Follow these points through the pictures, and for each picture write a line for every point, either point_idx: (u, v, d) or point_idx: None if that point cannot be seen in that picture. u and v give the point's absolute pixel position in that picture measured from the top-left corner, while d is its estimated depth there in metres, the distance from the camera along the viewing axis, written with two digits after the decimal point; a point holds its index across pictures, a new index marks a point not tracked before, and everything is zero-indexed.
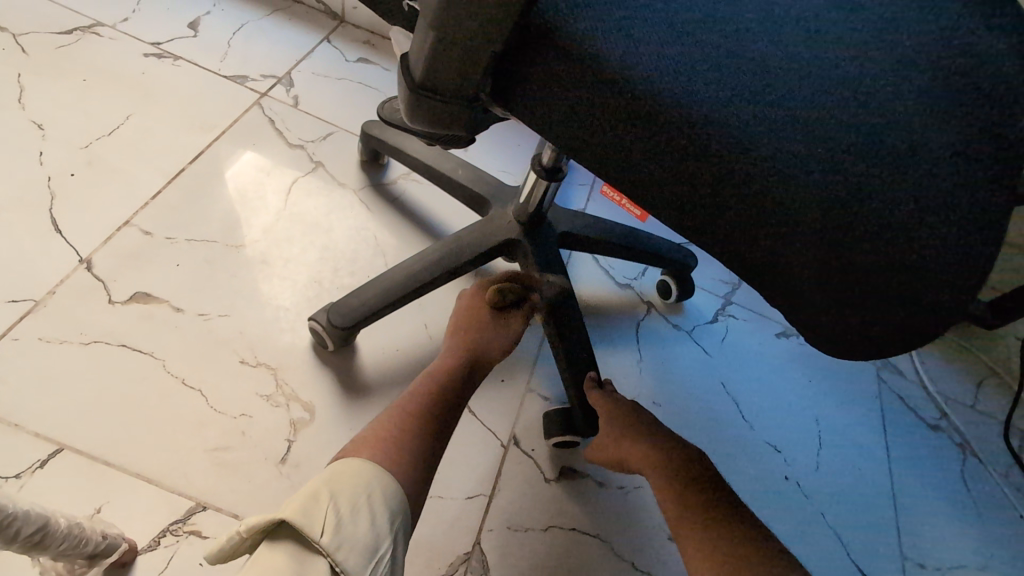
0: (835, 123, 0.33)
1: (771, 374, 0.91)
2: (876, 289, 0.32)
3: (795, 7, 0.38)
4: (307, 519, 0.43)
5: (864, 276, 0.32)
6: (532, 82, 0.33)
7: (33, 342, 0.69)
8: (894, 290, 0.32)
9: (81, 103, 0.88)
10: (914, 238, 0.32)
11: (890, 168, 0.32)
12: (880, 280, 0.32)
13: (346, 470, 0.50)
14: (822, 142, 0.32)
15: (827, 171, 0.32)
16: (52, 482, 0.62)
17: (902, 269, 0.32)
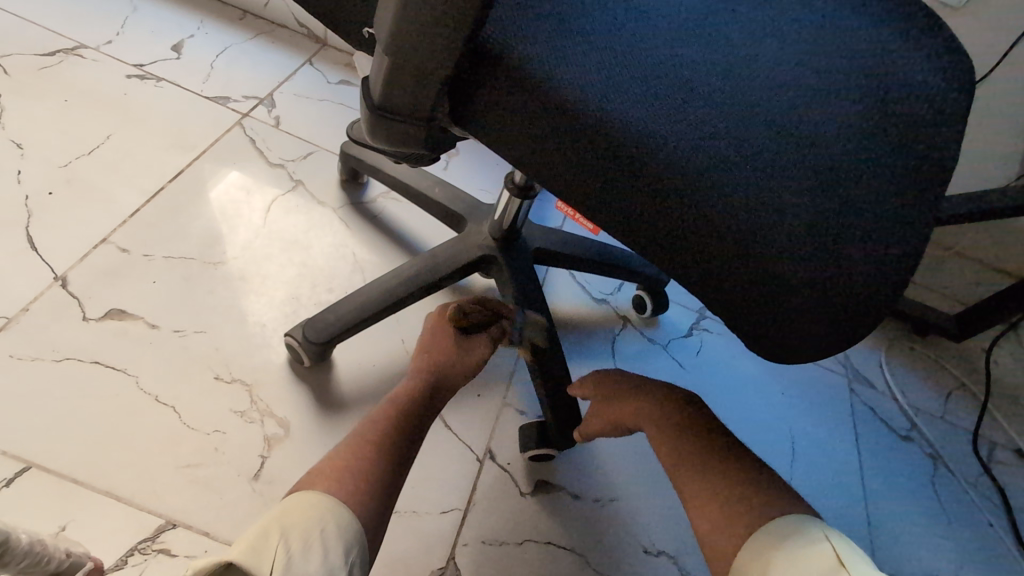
0: (769, 158, 0.35)
1: (744, 387, 0.93)
2: (814, 311, 0.33)
3: (742, 46, 0.39)
4: (254, 561, 0.43)
5: (802, 300, 0.33)
6: (486, 109, 0.34)
7: (5, 359, 0.69)
8: (828, 314, 0.34)
9: (62, 123, 0.89)
10: (842, 265, 0.34)
11: (820, 199, 0.35)
12: (816, 303, 0.33)
13: (298, 506, 0.49)
14: (756, 175, 0.34)
15: (761, 201, 0.34)
16: (20, 501, 0.62)
17: (834, 293, 0.34)
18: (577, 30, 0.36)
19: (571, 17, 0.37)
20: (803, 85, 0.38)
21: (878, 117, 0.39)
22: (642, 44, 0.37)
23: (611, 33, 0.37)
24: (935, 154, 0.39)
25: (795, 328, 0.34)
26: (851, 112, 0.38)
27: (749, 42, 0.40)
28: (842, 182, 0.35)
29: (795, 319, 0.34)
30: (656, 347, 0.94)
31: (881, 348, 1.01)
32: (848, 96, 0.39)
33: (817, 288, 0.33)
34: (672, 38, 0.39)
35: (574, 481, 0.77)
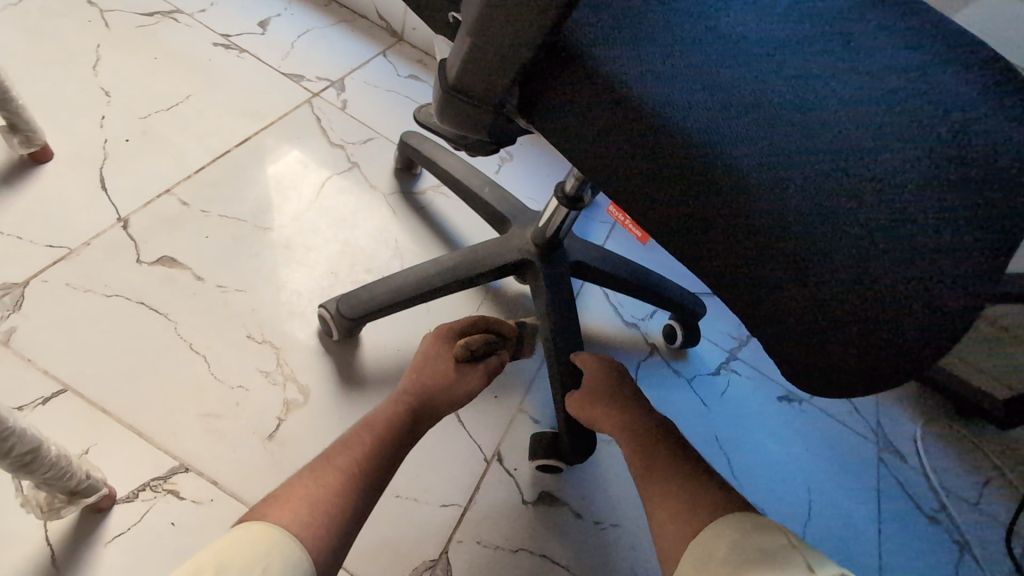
0: (836, 189, 0.34)
1: (767, 435, 0.90)
2: (871, 356, 0.31)
3: (821, 76, 0.39)
4: None
5: (857, 340, 0.31)
6: (557, 99, 0.34)
7: (61, 286, 0.73)
8: (885, 362, 0.31)
9: (148, 79, 0.94)
10: (907, 304, 0.32)
11: (886, 239, 0.33)
12: (873, 345, 0.31)
13: (233, 543, 0.44)
14: (820, 205, 0.33)
15: (823, 231, 0.32)
16: (51, 420, 0.65)
17: (893, 339, 0.31)
18: (655, 40, 0.37)
19: (650, 27, 0.37)
20: (878, 122, 0.37)
21: (954, 165, 0.37)
22: (720, 59, 0.37)
23: (690, 46, 0.37)
24: (1013, 212, 0.37)
25: (848, 370, 0.31)
26: (926, 155, 0.37)
27: (829, 73, 0.39)
28: (910, 225, 0.34)
29: (849, 360, 0.31)
30: (680, 379, 0.92)
31: (918, 420, 0.97)
32: (926, 140, 0.38)
33: (875, 330, 0.31)
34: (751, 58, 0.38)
35: (578, 499, 0.76)
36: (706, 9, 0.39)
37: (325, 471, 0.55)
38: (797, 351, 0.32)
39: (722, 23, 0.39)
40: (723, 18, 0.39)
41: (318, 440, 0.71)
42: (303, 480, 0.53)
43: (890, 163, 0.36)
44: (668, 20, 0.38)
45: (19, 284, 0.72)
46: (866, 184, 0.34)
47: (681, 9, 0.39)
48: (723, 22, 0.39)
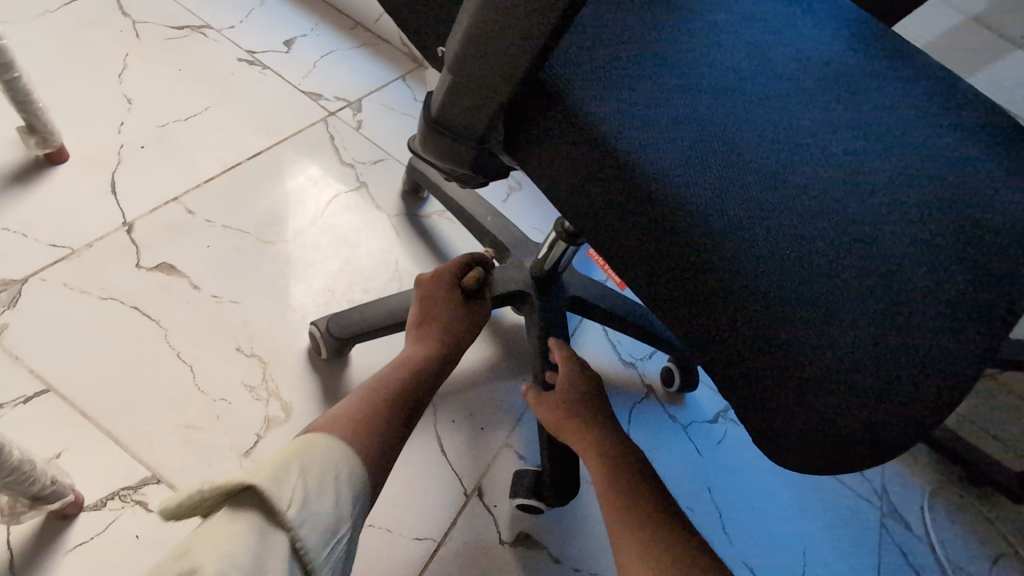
0: (823, 252, 0.32)
1: (763, 490, 0.87)
2: (852, 433, 0.29)
3: (819, 132, 0.38)
4: (274, 488, 0.41)
5: (839, 415, 0.29)
6: (539, 137, 0.33)
7: (58, 286, 0.74)
8: (872, 439, 0.29)
9: (171, 89, 0.97)
10: (899, 376, 0.30)
11: (874, 308, 0.31)
12: (856, 421, 0.29)
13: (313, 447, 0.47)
14: (804, 266, 0.32)
15: (806, 294, 0.31)
16: (30, 420, 0.64)
17: (877, 417, 0.29)
18: (647, 86, 0.36)
19: (646, 72, 0.37)
20: (876, 182, 0.36)
21: (957, 232, 0.36)
22: (714, 109, 0.36)
23: (684, 93, 0.36)
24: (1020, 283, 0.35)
25: (832, 448, 0.29)
26: (925, 220, 0.35)
27: (829, 129, 0.38)
28: (906, 293, 0.32)
29: (829, 435, 0.29)
30: (675, 425, 0.89)
31: (927, 487, 0.92)
32: (927, 204, 0.36)
33: (860, 407, 0.29)
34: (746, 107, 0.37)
35: (557, 543, 0.73)
36: (706, 56, 0.39)
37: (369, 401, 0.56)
38: (775, 421, 0.30)
39: (720, 72, 0.38)
40: (724, 66, 0.39)
41: None
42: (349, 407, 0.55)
43: (885, 226, 0.34)
44: (664, 65, 0.37)
45: (19, 281, 0.73)
46: (857, 247, 0.33)
47: (680, 55, 0.38)
48: (723, 72, 0.38)
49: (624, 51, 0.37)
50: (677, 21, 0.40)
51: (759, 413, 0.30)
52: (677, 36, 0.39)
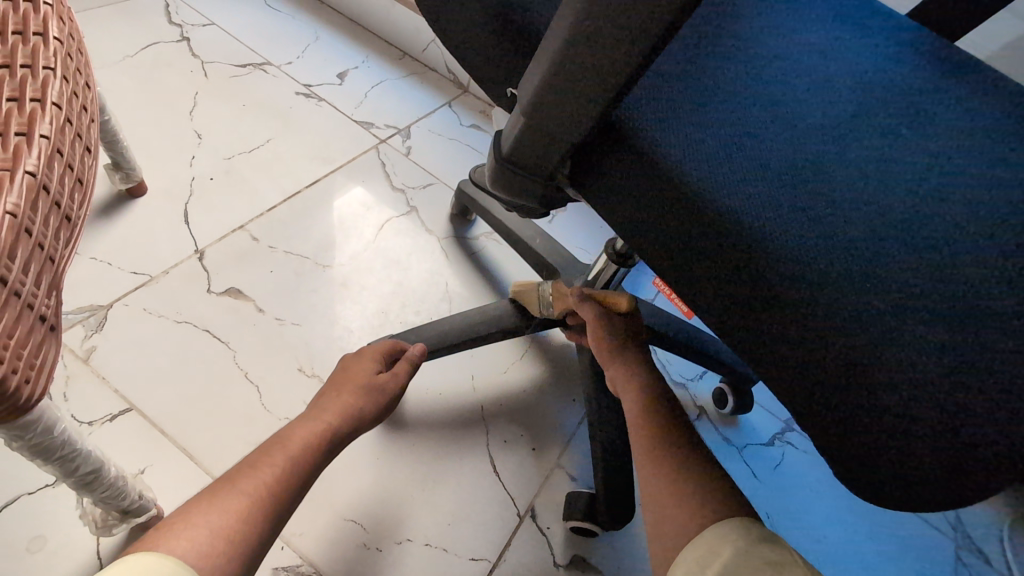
0: (902, 275, 0.31)
1: (825, 518, 0.84)
2: (946, 467, 0.27)
3: (887, 155, 0.37)
4: None
5: (926, 447, 0.27)
6: (608, 174, 0.35)
7: (139, 311, 0.79)
8: (994, 471, 0.26)
9: (236, 123, 1.03)
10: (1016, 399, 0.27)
11: (966, 331, 0.30)
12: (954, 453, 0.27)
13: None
14: (882, 291, 0.31)
15: (886, 319, 0.30)
16: (115, 437, 0.69)
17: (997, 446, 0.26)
18: (709, 119, 0.37)
19: (706, 105, 0.37)
20: (953, 205, 0.35)
21: None
22: (778, 138, 0.36)
23: (746, 124, 0.37)
24: None
25: (920, 482, 0.28)
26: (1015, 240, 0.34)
27: (896, 151, 0.38)
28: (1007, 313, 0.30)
29: (917, 468, 0.28)
30: (729, 447, 0.87)
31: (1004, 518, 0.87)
32: (1014, 222, 0.35)
33: (957, 435, 0.27)
34: (812, 133, 0.37)
35: (612, 567, 0.73)
36: (766, 85, 0.39)
37: (223, 497, 0.45)
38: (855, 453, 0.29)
39: (782, 102, 0.39)
40: (784, 95, 0.39)
41: (354, 479, 0.72)
42: (194, 508, 0.44)
43: (971, 248, 0.33)
44: (723, 98, 0.38)
45: (104, 306, 0.78)
46: (941, 269, 0.32)
47: (739, 87, 0.39)
48: (783, 101, 0.39)
49: (683, 85, 0.38)
50: (734, 52, 0.41)
51: (841, 445, 0.30)
52: (735, 68, 0.40)
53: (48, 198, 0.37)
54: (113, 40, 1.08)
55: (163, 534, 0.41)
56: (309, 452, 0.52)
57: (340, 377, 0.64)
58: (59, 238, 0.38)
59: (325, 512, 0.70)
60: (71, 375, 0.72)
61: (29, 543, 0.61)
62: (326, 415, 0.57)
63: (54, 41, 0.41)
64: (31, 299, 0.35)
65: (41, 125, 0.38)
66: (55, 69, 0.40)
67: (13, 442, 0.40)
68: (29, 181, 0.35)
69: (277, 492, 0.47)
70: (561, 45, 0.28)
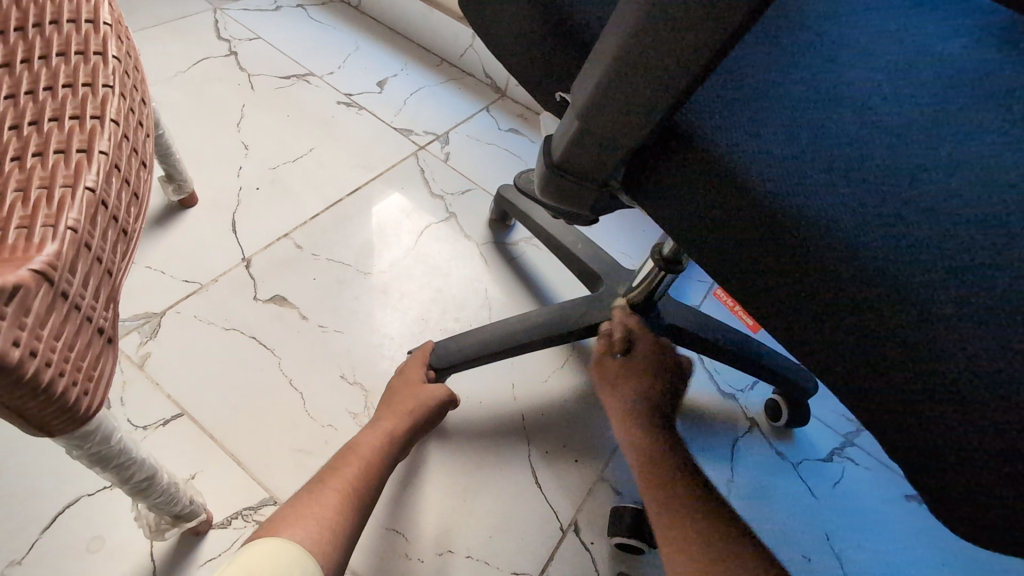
0: (1018, 279, 0.27)
1: (890, 541, 0.78)
2: None
3: (988, 136, 0.33)
4: None
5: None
6: (665, 177, 0.33)
7: (190, 318, 0.81)
8: None
9: (280, 133, 1.06)
10: None
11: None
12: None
13: (267, 555, 0.49)
14: (994, 305, 0.27)
15: (1000, 337, 0.26)
16: (168, 442, 0.71)
17: None
18: (782, 110, 0.33)
19: (776, 97, 0.34)
20: None
21: None
22: (861, 127, 0.33)
23: (825, 114, 0.33)
24: None
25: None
26: None
27: (999, 129, 0.33)
28: None
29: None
30: (784, 462, 0.83)
31: None
32: None
33: None
34: (898, 116, 0.33)
35: None
36: (842, 69, 0.36)
37: (320, 496, 0.57)
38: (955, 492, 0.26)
39: (862, 88, 0.35)
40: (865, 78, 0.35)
41: (396, 488, 0.72)
42: (301, 503, 0.56)
43: None
44: (795, 87, 0.34)
45: (158, 313, 0.81)
46: None
47: (809, 78, 0.36)
48: (862, 84, 0.35)
49: (751, 73, 0.35)
50: (802, 36, 0.38)
51: None
52: (802, 56, 0.37)
53: (106, 212, 0.38)
54: (168, 57, 1.13)
55: (285, 525, 0.53)
56: (376, 460, 0.63)
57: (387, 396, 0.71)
58: (116, 251, 0.39)
59: (367, 521, 0.69)
60: (127, 380, 0.74)
61: (89, 543, 0.63)
62: (384, 424, 0.67)
63: (113, 59, 0.42)
64: (89, 311, 0.35)
65: (100, 140, 0.38)
66: (114, 87, 0.41)
67: (73, 450, 0.41)
68: (88, 197, 0.36)
69: (358, 490, 0.59)
70: (622, 41, 0.27)
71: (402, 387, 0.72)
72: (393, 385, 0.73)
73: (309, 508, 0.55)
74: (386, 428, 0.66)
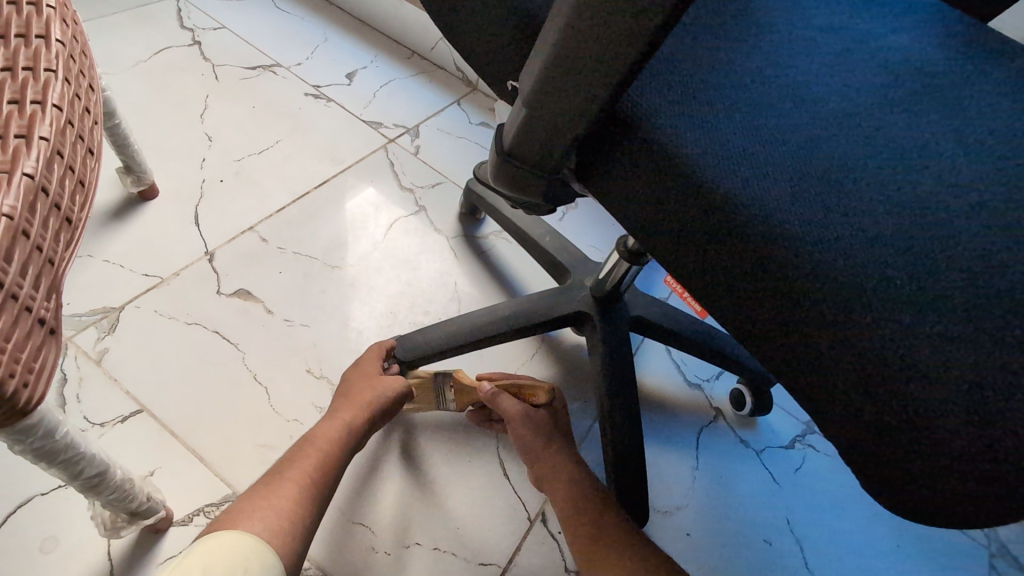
0: (939, 270, 0.29)
1: (848, 524, 0.81)
2: (984, 483, 0.25)
3: (919, 135, 0.35)
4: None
5: (970, 463, 0.25)
6: (614, 165, 0.33)
7: (150, 313, 0.79)
8: None
9: (245, 124, 1.04)
10: None
11: (1016, 334, 0.27)
12: (998, 473, 0.25)
13: (221, 546, 0.49)
14: (916, 289, 0.28)
15: (924, 320, 0.27)
16: (126, 439, 0.69)
17: None
18: (724, 105, 0.34)
19: (718, 90, 0.35)
20: (995, 198, 0.32)
21: None
22: (799, 123, 0.34)
23: (766, 109, 0.34)
24: None
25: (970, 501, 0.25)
26: None
27: (928, 126, 0.35)
28: None
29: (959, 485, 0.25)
30: (747, 450, 0.85)
31: None
32: None
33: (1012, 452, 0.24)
34: (835, 114, 0.35)
35: None
36: (786, 67, 0.37)
37: (278, 487, 0.57)
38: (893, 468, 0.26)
39: (806, 86, 0.36)
40: (804, 77, 0.36)
41: (363, 482, 0.72)
42: (258, 495, 0.56)
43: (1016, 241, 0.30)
44: (740, 82, 0.35)
45: (116, 308, 0.79)
46: (986, 262, 0.29)
47: (755, 68, 0.36)
48: (803, 82, 0.36)
49: (694, 68, 0.36)
50: (749, 34, 0.39)
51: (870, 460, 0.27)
52: (748, 50, 0.38)
53: (47, 200, 0.37)
54: (127, 45, 1.09)
55: (243, 516, 0.53)
56: (333, 449, 0.63)
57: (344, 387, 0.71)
58: (59, 241, 0.38)
59: (333, 515, 0.69)
60: (84, 376, 0.72)
61: (42, 544, 0.61)
62: (342, 414, 0.67)
63: (56, 44, 0.41)
64: (29, 301, 0.34)
65: (41, 126, 0.37)
66: (57, 71, 0.40)
67: (15, 446, 0.39)
68: (27, 183, 0.35)
69: (317, 480, 0.59)
70: (565, 27, 0.27)
71: (359, 377, 0.72)
72: (348, 375, 0.73)
73: (267, 499, 0.55)
74: (340, 418, 0.66)
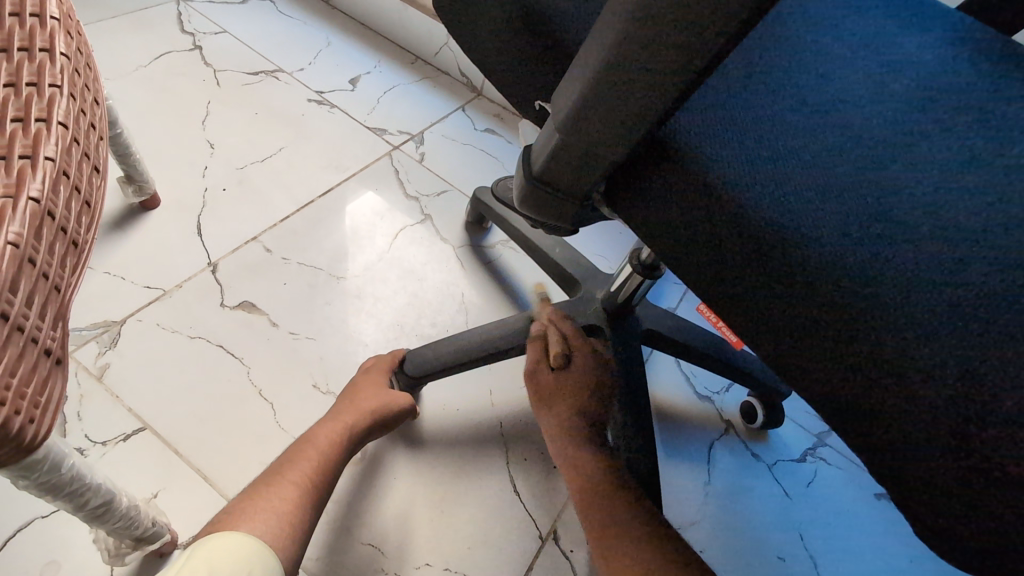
0: (997, 307, 0.27)
1: (861, 540, 0.80)
2: None
3: (960, 159, 0.33)
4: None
5: None
6: (647, 192, 0.31)
7: (152, 326, 0.78)
8: None
9: (248, 131, 1.02)
10: None
11: None
12: None
13: (222, 549, 0.48)
14: (972, 323, 0.27)
15: (983, 357, 0.25)
16: (128, 458, 0.68)
17: None
18: (761, 124, 0.33)
19: (752, 109, 0.34)
20: None
21: None
22: (841, 146, 0.32)
23: (805, 133, 0.33)
24: None
25: None
26: None
27: (969, 153, 0.34)
28: None
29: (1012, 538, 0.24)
30: (759, 464, 0.84)
31: None
32: None
33: None
34: (872, 133, 0.34)
35: None
36: (823, 89, 0.35)
37: (279, 488, 0.55)
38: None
39: (843, 108, 0.35)
40: (839, 99, 0.35)
41: (369, 501, 0.70)
42: (260, 495, 0.54)
43: None
44: (776, 103, 0.34)
45: (117, 322, 0.77)
46: None
47: (788, 87, 0.35)
48: (836, 104, 0.35)
49: (729, 88, 0.34)
50: (779, 53, 0.37)
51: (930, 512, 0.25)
52: (783, 69, 0.36)
53: (53, 224, 0.35)
54: (127, 50, 1.08)
55: (245, 516, 0.52)
56: (333, 450, 0.61)
57: (357, 394, 0.69)
58: (64, 266, 0.36)
59: (338, 535, 0.67)
60: (84, 394, 0.70)
61: (42, 568, 0.59)
62: (345, 415, 0.65)
63: (61, 58, 0.39)
64: (34, 332, 0.33)
65: (47, 146, 0.36)
66: (62, 87, 0.38)
67: (19, 481, 0.38)
68: (33, 208, 0.33)
69: (317, 481, 0.58)
70: (611, 48, 0.25)
71: (370, 384, 0.70)
72: (358, 382, 0.71)
73: (271, 496, 0.54)
74: (345, 425, 0.64)
